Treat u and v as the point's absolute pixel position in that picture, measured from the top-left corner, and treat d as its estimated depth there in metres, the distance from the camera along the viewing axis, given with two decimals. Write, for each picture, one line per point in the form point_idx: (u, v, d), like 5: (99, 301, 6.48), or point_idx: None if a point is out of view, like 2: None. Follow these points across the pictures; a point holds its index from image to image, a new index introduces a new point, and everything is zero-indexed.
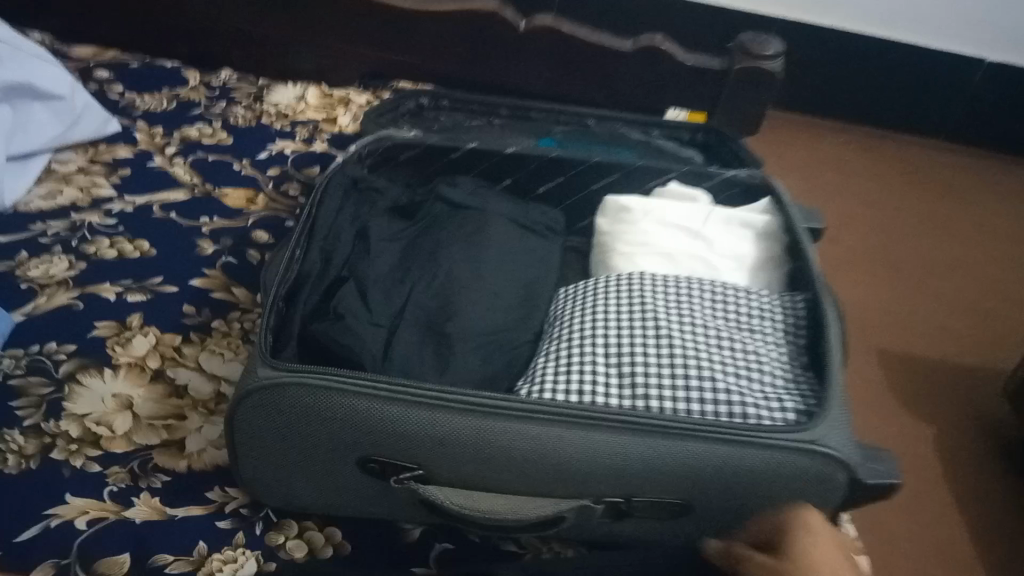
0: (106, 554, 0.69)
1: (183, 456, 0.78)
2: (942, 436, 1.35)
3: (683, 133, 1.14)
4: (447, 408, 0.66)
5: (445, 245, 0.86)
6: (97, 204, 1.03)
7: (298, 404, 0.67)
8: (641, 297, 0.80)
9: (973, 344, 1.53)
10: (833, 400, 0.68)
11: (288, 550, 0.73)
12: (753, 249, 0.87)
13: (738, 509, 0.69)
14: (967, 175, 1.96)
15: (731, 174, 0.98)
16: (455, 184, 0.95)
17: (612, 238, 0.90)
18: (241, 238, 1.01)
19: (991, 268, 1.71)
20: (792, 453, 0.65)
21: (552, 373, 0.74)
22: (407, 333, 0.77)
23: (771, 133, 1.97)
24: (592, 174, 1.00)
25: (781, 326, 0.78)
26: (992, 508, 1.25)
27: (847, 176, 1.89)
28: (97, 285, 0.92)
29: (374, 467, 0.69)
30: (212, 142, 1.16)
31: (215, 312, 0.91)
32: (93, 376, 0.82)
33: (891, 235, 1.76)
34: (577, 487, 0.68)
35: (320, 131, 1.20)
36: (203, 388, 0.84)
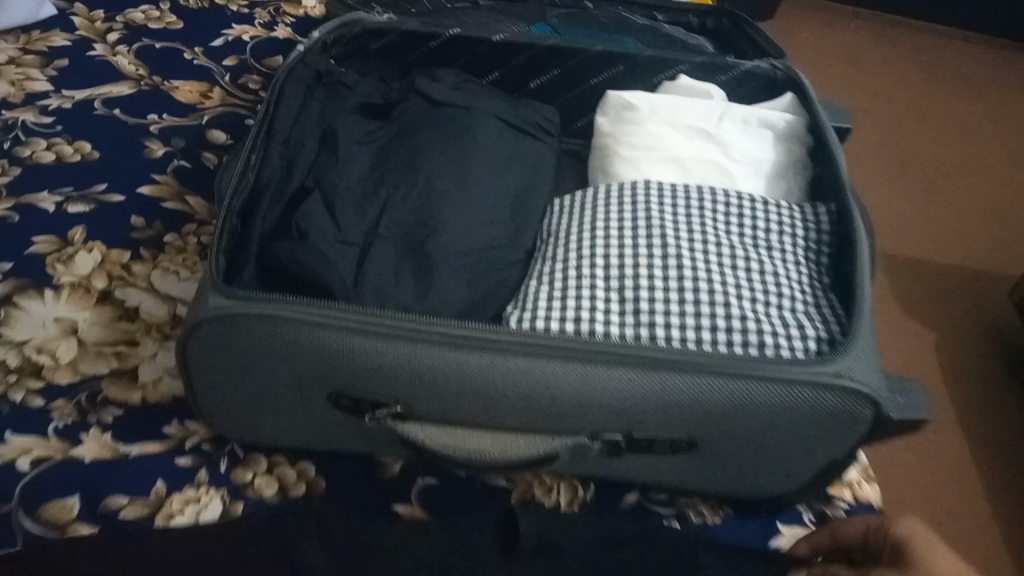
0: (53, 498, 0.63)
1: (136, 387, 0.70)
2: (942, 346, 1.32)
3: (688, 17, 1.01)
4: (426, 341, 0.58)
5: (424, 150, 0.76)
6: (31, 100, 0.91)
7: (257, 337, 0.59)
8: (646, 209, 0.71)
9: (981, 251, 1.47)
10: (861, 329, 0.61)
11: (257, 489, 0.67)
12: (772, 153, 0.77)
13: (748, 446, 0.62)
14: (985, 67, 1.84)
15: (749, 65, 0.87)
16: (436, 77, 0.83)
17: (614, 140, 0.79)
18: (196, 139, 0.90)
19: (1005, 169, 1.62)
20: (814, 389, 0.58)
21: (545, 296, 0.66)
22: (381, 253, 0.68)
23: (779, 17, 1.82)
24: (589, 67, 0.88)
25: (802, 242, 0.70)
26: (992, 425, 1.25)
27: (859, 67, 1.76)
28: (34, 194, 0.82)
29: (348, 404, 0.62)
30: (159, 27, 1.02)
31: (168, 225, 0.82)
32: (32, 298, 0.74)
33: (905, 132, 1.65)
34: (573, 424, 0.61)
35: (282, 15, 1.07)
36: (157, 311, 0.75)
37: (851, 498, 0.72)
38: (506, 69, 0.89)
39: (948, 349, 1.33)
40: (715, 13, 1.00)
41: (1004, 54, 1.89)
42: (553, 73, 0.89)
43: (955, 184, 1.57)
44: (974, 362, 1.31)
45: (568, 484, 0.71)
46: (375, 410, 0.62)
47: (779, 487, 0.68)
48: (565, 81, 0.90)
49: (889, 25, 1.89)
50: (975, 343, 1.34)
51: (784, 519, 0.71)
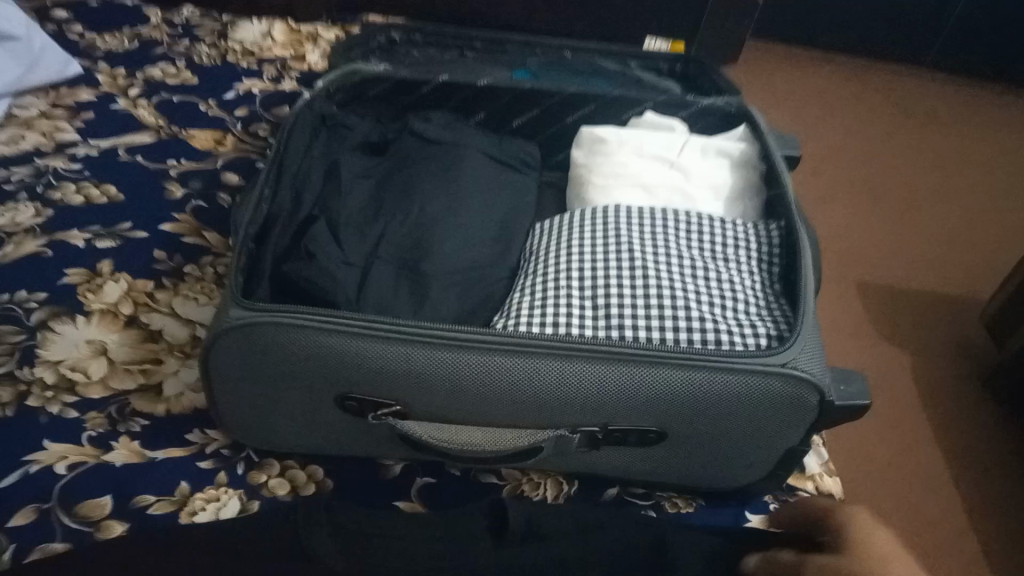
0: (87, 497, 0.70)
1: (161, 400, 0.78)
2: (920, 365, 1.35)
3: (658, 62, 1.12)
4: (421, 344, 0.66)
5: (418, 182, 0.85)
6: (60, 148, 1.00)
7: (272, 343, 0.66)
8: (616, 230, 0.80)
9: (953, 272, 1.53)
10: (806, 325, 0.69)
11: (270, 488, 0.74)
12: (729, 178, 0.87)
13: (712, 435, 0.69)
14: (949, 103, 1.95)
15: (707, 102, 0.98)
16: (428, 119, 0.93)
17: (588, 170, 0.89)
18: (211, 180, 0.99)
19: (971, 196, 1.71)
20: (765, 378, 0.65)
21: (527, 307, 0.74)
22: (381, 271, 0.76)
23: (751, 62, 1.95)
24: (567, 106, 0.98)
25: (756, 255, 0.78)
26: (969, 435, 1.26)
27: (827, 106, 1.87)
28: (65, 231, 0.90)
29: (352, 405, 0.69)
30: (176, 82, 1.12)
31: (187, 257, 0.90)
32: (65, 323, 0.82)
33: (877, 165, 1.74)
34: (554, 418, 0.68)
35: (288, 69, 1.17)
36: (179, 333, 0.83)
37: (813, 489, 0.79)
38: (491, 110, 0.99)
39: (925, 367, 1.36)
40: (682, 60, 1.12)
41: (966, 91, 2.00)
42: (535, 112, 0.99)
43: (926, 210, 1.65)
44: (952, 380, 1.34)
45: (554, 480, 0.79)
46: (377, 409, 0.69)
47: (746, 476, 0.74)
48: (546, 119, 1.00)
49: (859, 68, 2.00)
50: (952, 363, 1.37)
51: (752, 508, 0.77)
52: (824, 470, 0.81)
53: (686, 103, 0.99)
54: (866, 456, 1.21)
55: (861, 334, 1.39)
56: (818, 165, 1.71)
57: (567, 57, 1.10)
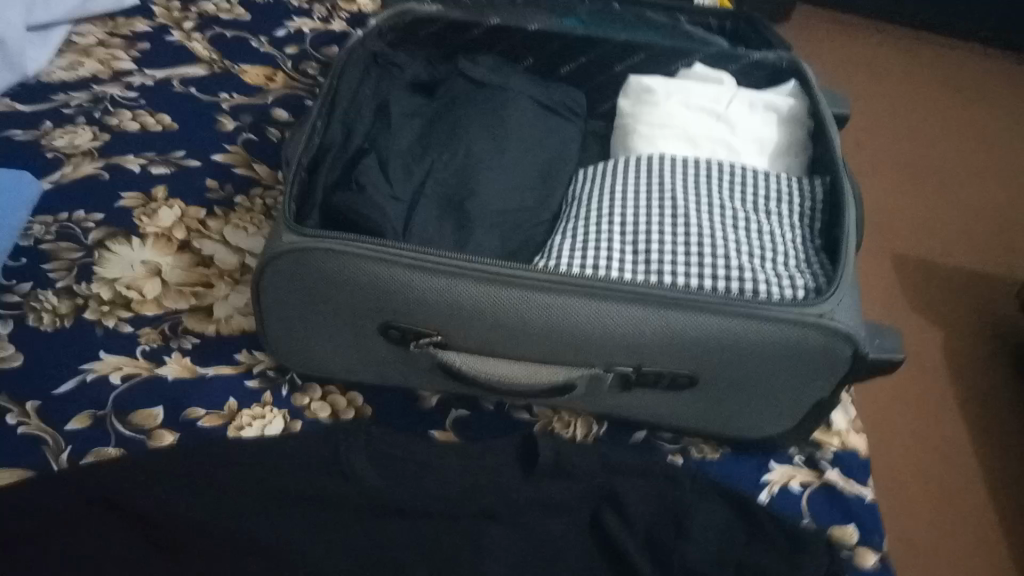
0: (140, 407, 0.74)
1: (211, 321, 0.81)
2: (951, 339, 1.35)
3: (708, 20, 1.12)
4: (465, 276, 0.68)
5: (465, 122, 0.86)
6: (117, 76, 1.03)
7: (320, 269, 0.69)
8: (660, 178, 0.81)
9: (991, 249, 1.51)
10: (845, 279, 0.69)
11: (313, 411, 0.77)
12: (776, 132, 0.87)
13: (744, 381, 0.70)
14: (1002, 78, 1.90)
15: (757, 56, 0.97)
16: (478, 61, 0.94)
17: (634, 119, 0.90)
18: (261, 115, 1.01)
19: (1018, 174, 1.67)
20: (800, 327, 0.66)
21: (568, 249, 0.76)
22: (428, 207, 0.78)
23: (801, 27, 1.91)
24: (615, 54, 0.98)
25: (798, 210, 0.79)
26: (992, 411, 1.26)
27: (877, 75, 1.84)
28: (121, 157, 0.93)
29: (395, 334, 0.72)
30: (229, 17, 1.14)
31: (237, 188, 0.93)
32: (121, 243, 0.85)
33: (923, 138, 1.71)
34: (589, 356, 0.70)
35: (339, 10, 1.18)
36: (229, 259, 0.86)
37: (838, 444, 0.80)
38: (539, 57, 1.00)
39: (957, 341, 1.35)
40: (733, 17, 1.11)
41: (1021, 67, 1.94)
42: (580, 61, 0.99)
43: (969, 186, 1.62)
44: (983, 355, 1.33)
45: (584, 419, 0.80)
46: (418, 338, 0.71)
47: (768, 429, 0.76)
48: (593, 68, 1.00)
49: (912, 39, 1.96)
50: (986, 337, 1.36)
51: (776, 458, 0.79)
52: (852, 425, 0.82)
53: (735, 56, 0.97)
54: (884, 423, 1.23)
55: (892, 305, 1.39)
56: (862, 135, 1.68)
57: (616, 7, 1.10)
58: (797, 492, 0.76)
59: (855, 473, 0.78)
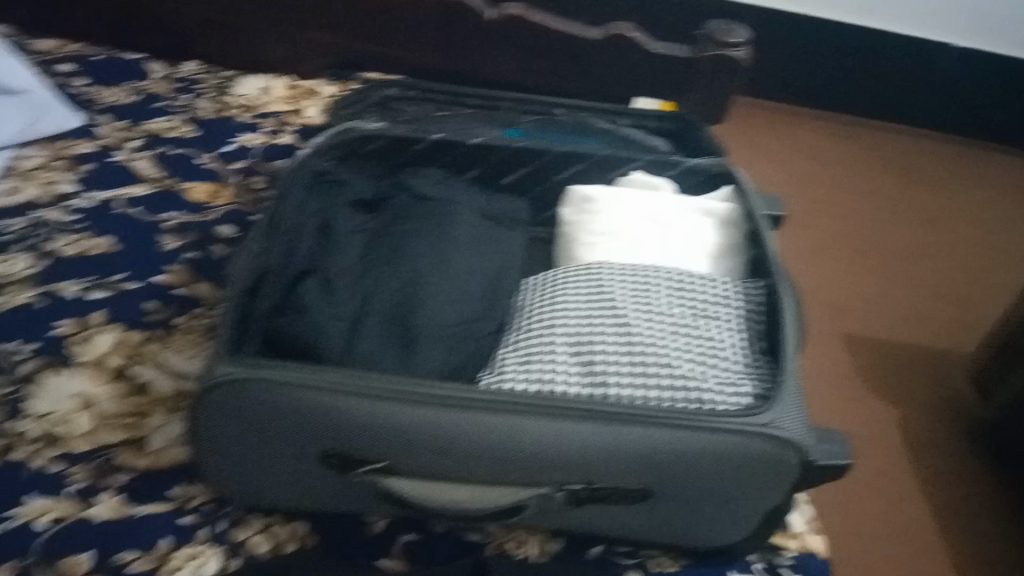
0: (68, 553, 0.69)
1: (145, 454, 0.77)
2: (911, 419, 1.35)
3: (649, 121, 1.17)
4: (407, 401, 0.66)
5: (408, 238, 0.86)
6: (58, 200, 1.02)
7: (256, 399, 0.66)
8: (603, 286, 0.81)
9: (943, 328, 1.54)
10: (789, 385, 0.69)
11: (252, 545, 0.73)
12: (716, 237, 0.89)
13: (696, 493, 0.69)
14: (935, 159, 1.99)
15: (693, 163, 1.00)
16: (420, 176, 0.95)
17: (575, 229, 0.92)
18: (205, 233, 1.00)
19: (959, 251, 1.73)
20: (747, 438, 0.66)
21: (513, 364, 0.75)
22: (371, 326, 0.77)
23: (740, 118, 1.99)
24: (557, 163, 1.01)
25: (740, 313, 0.80)
26: (959, 493, 1.24)
27: (817, 160, 1.91)
28: (58, 283, 0.91)
29: (336, 461, 0.69)
30: (174, 136, 1.14)
31: (177, 308, 0.91)
32: (54, 375, 0.82)
33: (865, 220, 1.76)
34: (537, 477, 0.68)
35: (285, 124, 1.20)
36: (167, 385, 0.83)
37: (797, 547, 0.78)
38: (482, 167, 1.02)
39: (918, 421, 1.35)
40: (673, 118, 1.17)
41: (952, 148, 2.04)
42: (523, 169, 1.01)
43: (916, 266, 1.67)
44: (944, 433, 1.33)
45: (538, 537, 0.77)
46: (361, 466, 0.69)
47: (724, 541, 0.74)
48: (534, 177, 1.02)
49: (847, 124, 2.05)
50: (945, 416, 1.36)
51: (737, 567, 0.76)
52: (809, 528, 0.81)
53: (672, 163, 1.01)
54: (851, 508, 1.20)
55: (851, 388, 1.39)
56: (807, 220, 1.73)
57: (558, 114, 1.16)
58: None
59: None
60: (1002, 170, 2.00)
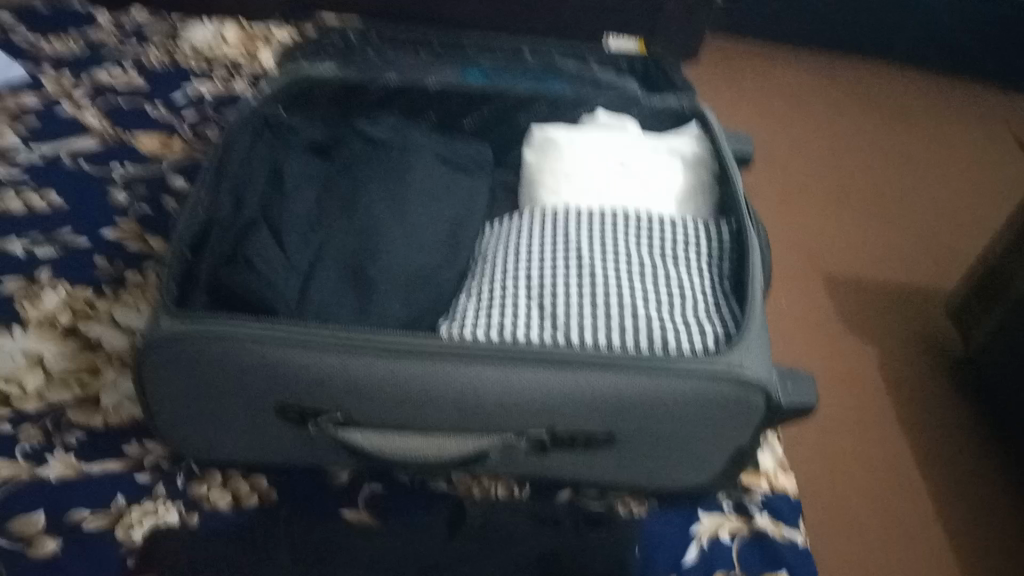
0: (18, 514, 0.67)
1: (98, 412, 0.75)
2: (887, 356, 1.32)
3: (618, 61, 1.14)
4: (359, 352, 0.64)
5: (364, 186, 0.83)
6: (1, 154, 0.97)
7: (205, 351, 0.64)
8: (564, 230, 0.80)
9: (920, 267, 1.52)
10: (752, 326, 0.68)
11: (212, 500, 0.71)
12: (682, 177, 0.87)
13: (659, 437, 0.68)
14: (913, 97, 1.96)
15: (660, 103, 0.97)
16: (376, 121, 0.92)
17: (538, 169, 0.89)
18: (156, 185, 0.97)
19: (935, 189, 1.71)
20: (710, 380, 0.64)
21: (474, 311, 0.73)
22: (327, 274, 0.74)
23: (715, 57, 1.95)
24: (518, 105, 0.97)
25: (706, 254, 0.78)
26: (936, 426, 1.23)
27: (796, 99, 1.87)
28: (4, 240, 0.87)
29: (293, 414, 0.67)
30: (124, 85, 1.10)
31: (130, 263, 0.88)
32: (1, 333, 0.79)
33: (842, 160, 1.74)
34: (498, 424, 0.67)
35: (240, 70, 1.16)
36: (120, 342, 0.81)
37: (767, 487, 0.78)
38: (440, 111, 0.98)
39: (894, 356, 1.33)
40: (642, 60, 1.14)
41: (929, 85, 2.01)
42: (483, 113, 0.98)
43: (893, 205, 1.65)
44: (922, 368, 1.31)
45: (504, 483, 0.76)
46: (318, 417, 0.67)
47: (690, 484, 0.74)
48: (496, 120, 0.99)
49: (825, 63, 2.01)
50: (921, 350, 1.34)
51: (705, 506, 0.76)
52: (779, 467, 0.80)
53: (637, 102, 0.98)
54: (827, 444, 1.17)
55: (830, 328, 1.36)
56: (784, 162, 1.70)
57: (526, 57, 1.12)
58: (726, 543, 0.73)
59: (786, 518, 0.76)
60: (981, 107, 1.98)
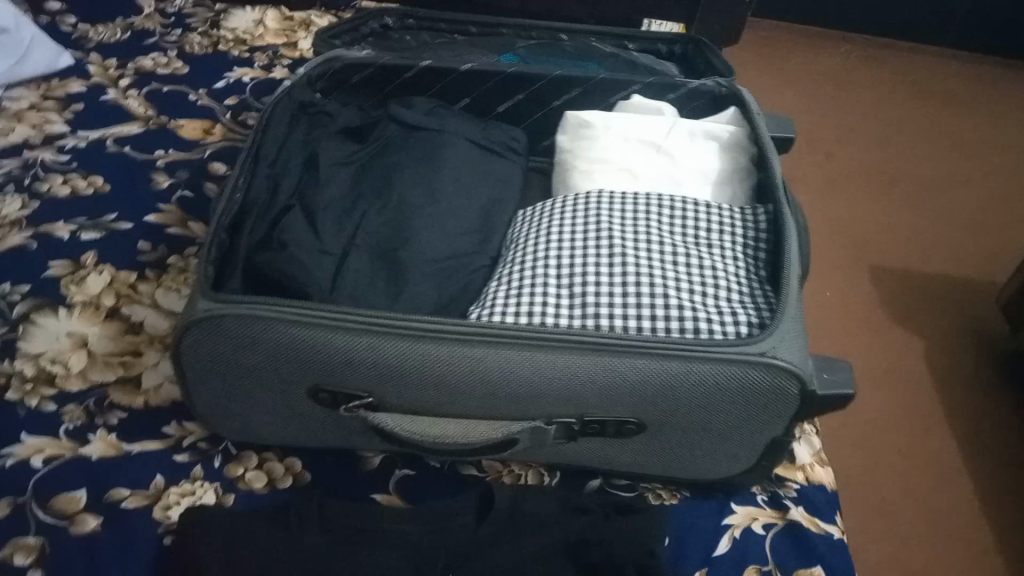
0: (62, 491, 0.69)
1: (139, 393, 0.77)
2: (935, 349, 1.28)
3: (658, 45, 1.12)
4: (388, 335, 0.64)
5: (398, 172, 0.83)
6: (50, 140, 1.00)
7: (239, 333, 0.65)
8: (597, 215, 0.79)
9: (971, 256, 1.47)
10: (788, 312, 0.66)
11: (247, 481, 0.73)
12: (719, 162, 0.85)
13: (691, 425, 0.67)
14: (967, 80, 1.89)
15: (696, 84, 0.95)
16: (411, 104, 0.92)
17: (572, 155, 0.88)
18: (196, 171, 0.99)
19: (989, 176, 1.65)
20: (743, 368, 0.63)
21: (504, 296, 0.73)
22: (359, 259, 0.75)
23: (759, 41, 1.91)
24: (552, 90, 0.97)
25: (741, 241, 0.77)
26: (985, 420, 1.19)
27: (843, 84, 1.82)
28: (51, 224, 0.90)
29: (325, 397, 0.68)
30: (167, 72, 1.12)
31: (171, 247, 0.90)
32: (48, 315, 0.82)
33: (890, 145, 1.68)
34: (527, 409, 0.67)
35: (279, 57, 1.17)
36: (160, 325, 0.83)
37: (802, 479, 0.77)
38: (475, 95, 0.98)
39: (941, 350, 1.28)
40: (682, 41, 1.11)
41: (985, 68, 1.94)
42: (517, 99, 0.97)
43: (944, 192, 1.59)
44: (971, 361, 1.27)
45: (535, 470, 0.76)
46: (349, 401, 0.68)
47: (722, 474, 0.73)
48: (530, 105, 0.98)
49: (875, 46, 1.95)
50: (971, 343, 1.30)
51: (739, 499, 0.74)
52: (816, 460, 0.79)
53: (674, 86, 0.96)
54: (868, 436, 1.14)
55: (875, 320, 1.33)
56: (831, 149, 1.65)
57: (563, 41, 1.10)
58: (760, 535, 0.72)
59: (821, 511, 0.74)
60: None
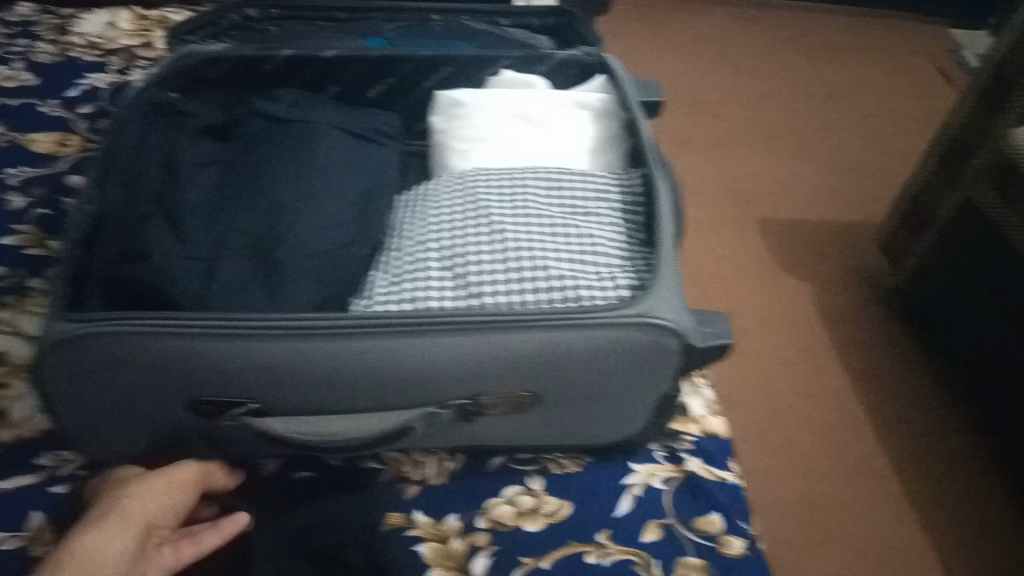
0: None
1: (9, 426, 0.73)
2: (823, 291, 1.34)
3: (529, 19, 1.10)
4: (265, 337, 0.61)
5: (267, 167, 0.81)
6: None
7: (102, 353, 0.61)
8: (475, 194, 0.78)
9: (850, 199, 1.54)
10: (663, 272, 0.68)
11: None
12: (593, 130, 0.86)
13: (583, 393, 0.68)
14: (833, 31, 1.98)
15: (564, 54, 0.96)
16: (276, 99, 0.90)
17: (446, 136, 0.87)
18: (54, 186, 0.93)
19: (860, 121, 1.73)
20: (625, 330, 0.64)
21: (386, 285, 0.72)
22: (231, 262, 0.71)
23: (636, 9, 1.94)
24: (421, 71, 0.95)
25: (617, 206, 0.78)
26: (878, 353, 1.24)
27: (719, 44, 1.88)
28: None
29: (207, 408, 0.65)
30: (13, 85, 1.04)
31: (32, 271, 0.84)
32: None
33: (767, 100, 1.75)
34: (418, 396, 0.66)
35: (136, 59, 1.11)
36: (26, 352, 0.78)
37: (696, 431, 0.80)
38: (343, 83, 0.96)
39: (829, 291, 1.34)
40: (555, 13, 1.11)
41: (848, 19, 2.03)
42: (386, 82, 0.96)
43: (821, 141, 1.66)
44: (857, 300, 1.33)
45: (437, 457, 0.75)
46: (233, 409, 0.65)
47: (621, 437, 0.74)
48: (400, 88, 0.97)
49: (745, 7, 2.02)
50: (855, 282, 1.36)
51: (638, 458, 0.76)
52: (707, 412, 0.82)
53: (542, 57, 0.96)
54: (768, 383, 1.18)
55: (767, 270, 1.37)
56: (712, 109, 1.70)
57: (431, 19, 1.09)
58: (660, 489, 0.74)
59: (716, 459, 0.78)
60: (900, 36, 2.00)
